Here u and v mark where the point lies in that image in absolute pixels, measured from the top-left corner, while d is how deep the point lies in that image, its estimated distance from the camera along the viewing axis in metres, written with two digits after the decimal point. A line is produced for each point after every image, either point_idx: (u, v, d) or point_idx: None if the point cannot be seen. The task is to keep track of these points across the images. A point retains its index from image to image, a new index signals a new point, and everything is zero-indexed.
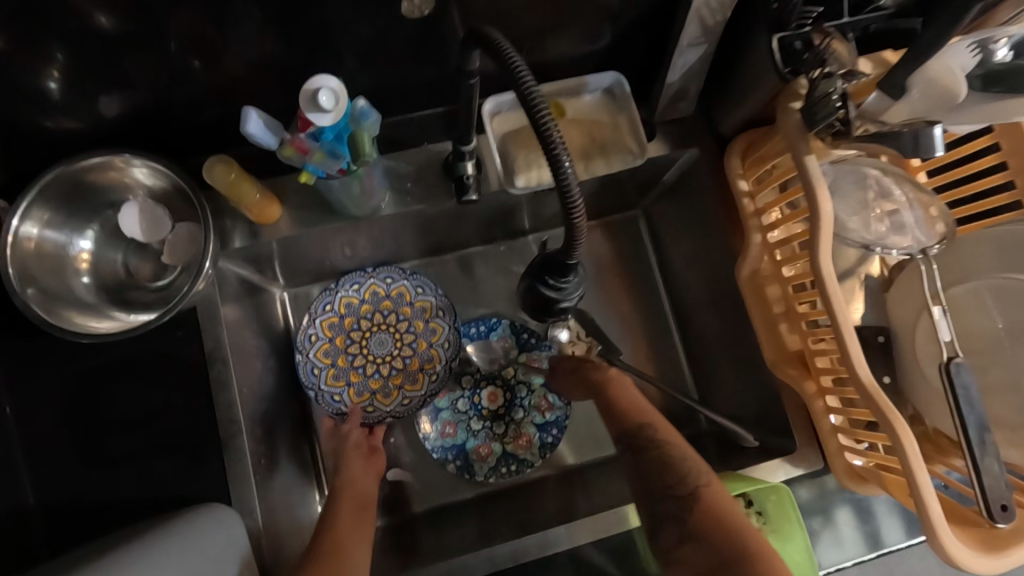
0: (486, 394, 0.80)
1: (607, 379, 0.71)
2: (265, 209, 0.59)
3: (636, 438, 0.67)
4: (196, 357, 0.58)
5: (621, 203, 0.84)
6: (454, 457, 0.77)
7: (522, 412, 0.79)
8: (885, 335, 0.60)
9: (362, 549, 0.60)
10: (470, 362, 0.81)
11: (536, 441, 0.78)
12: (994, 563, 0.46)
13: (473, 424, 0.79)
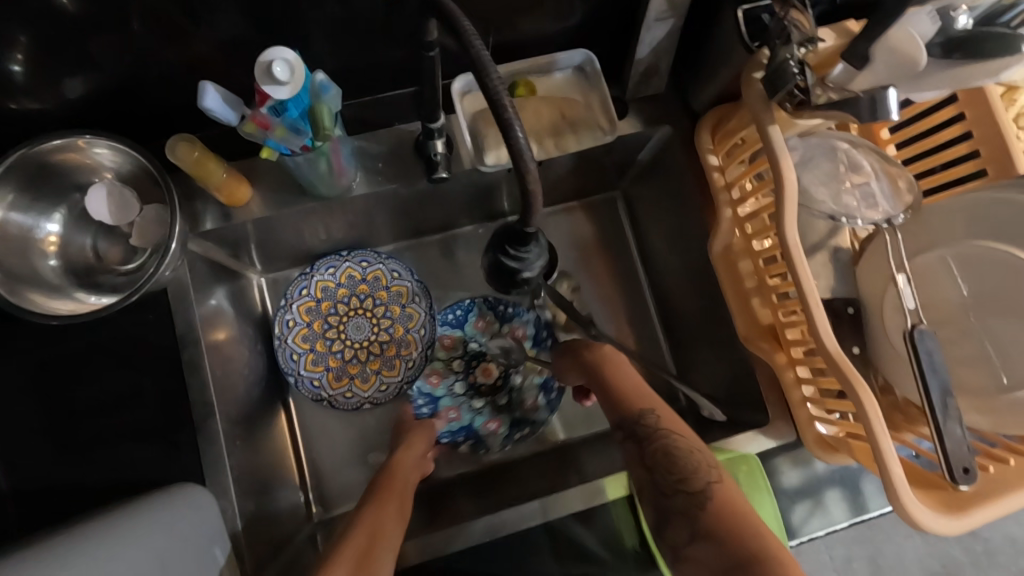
0: (479, 369, 0.80)
1: (603, 358, 0.64)
2: (235, 190, 0.58)
3: (637, 425, 0.59)
4: (168, 339, 0.58)
5: (599, 184, 0.84)
6: (465, 438, 0.76)
7: (520, 377, 0.79)
8: (854, 307, 0.61)
9: (396, 521, 0.57)
10: (454, 347, 0.81)
11: (541, 401, 0.78)
12: (957, 524, 0.47)
13: (474, 402, 0.79)
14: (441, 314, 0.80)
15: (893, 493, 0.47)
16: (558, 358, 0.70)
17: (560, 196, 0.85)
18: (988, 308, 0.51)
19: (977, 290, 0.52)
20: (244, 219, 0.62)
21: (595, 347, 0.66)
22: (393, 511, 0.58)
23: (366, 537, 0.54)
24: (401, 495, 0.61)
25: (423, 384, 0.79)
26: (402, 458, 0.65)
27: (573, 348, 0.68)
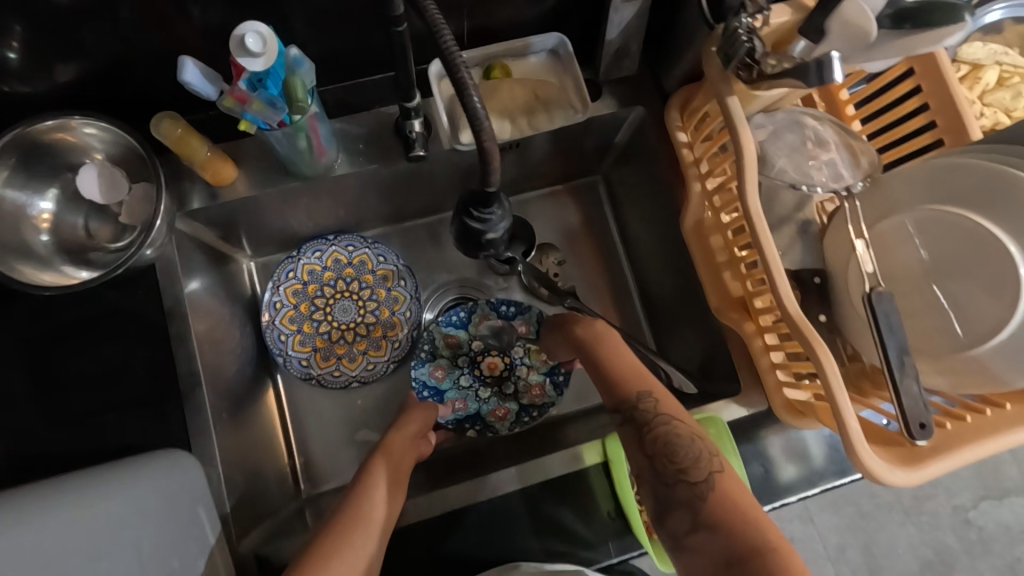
0: (485, 363, 0.80)
1: (597, 335, 0.65)
2: (219, 168, 0.61)
3: (636, 410, 0.58)
4: (156, 314, 0.60)
5: (580, 168, 0.86)
6: (473, 427, 0.76)
7: (524, 368, 0.80)
8: (820, 277, 0.62)
9: (393, 496, 0.60)
10: (458, 346, 0.81)
11: (548, 387, 0.78)
12: (912, 475, 0.49)
13: (481, 394, 0.79)
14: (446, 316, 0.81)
15: (852, 446, 0.49)
16: (551, 331, 0.72)
17: (541, 180, 0.87)
18: (944, 271, 0.53)
19: (934, 256, 0.53)
20: (230, 199, 0.64)
21: (590, 324, 0.67)
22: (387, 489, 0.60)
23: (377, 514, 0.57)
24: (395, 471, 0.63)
25: (429, 378, 0.79)
26: (397, 439, 0.67)
27: (569, 319, 0.69)
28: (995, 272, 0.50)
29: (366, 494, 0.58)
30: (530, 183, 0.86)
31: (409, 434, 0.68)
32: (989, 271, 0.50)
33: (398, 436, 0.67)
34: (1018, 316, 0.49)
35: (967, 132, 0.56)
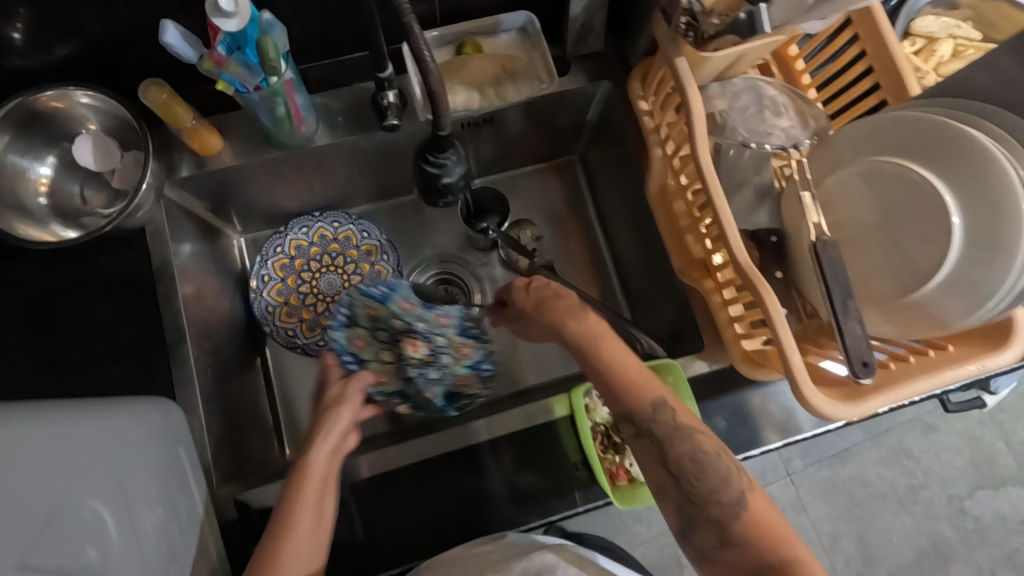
0: (405, 345, 0.68)
1: (599, 338, 0.61)
2: (205, 138, 0.65)
3: (654, 422, 0.58)
4: (144, 273, 0.64)
5: (557, 149, 0.90)
6: (401, 401, 0.68)
7: (450, 356, 0.70)
8: (777, 235, 0.65)
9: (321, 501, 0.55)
10: (378, 320, 0.69)
11: (472, 376, 0.72)
12: (854, 409, 0.51)
13: (403, 376, 0.67)
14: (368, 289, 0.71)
15: (798, 381, 0.51)
16: (522, 314, 0.67)
17: (520, 160, 0.90)
18: (887, 219, 0.55)
19: (878, 207, 0.56)
20: (216, 169, 0.68)
21: (581, 319, 0.62)
22: (311, 513, 0.54)
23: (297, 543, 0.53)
24: (320, 486, 0.56)
25: (348, 347, 0.68)
26: (315, 450, 0.57)
27: (554, 310, 0.64)
28: (933, 218, 0.52)
29: (282, 523, 0.53)
30: (509, 162, 0.90)
31: (330, 442, 0.58)
32: (926, 216, 0.53)
33: (315, 445, 0.57)
34: (953, 258, 0.51)
35: (908, 91, 0.59)
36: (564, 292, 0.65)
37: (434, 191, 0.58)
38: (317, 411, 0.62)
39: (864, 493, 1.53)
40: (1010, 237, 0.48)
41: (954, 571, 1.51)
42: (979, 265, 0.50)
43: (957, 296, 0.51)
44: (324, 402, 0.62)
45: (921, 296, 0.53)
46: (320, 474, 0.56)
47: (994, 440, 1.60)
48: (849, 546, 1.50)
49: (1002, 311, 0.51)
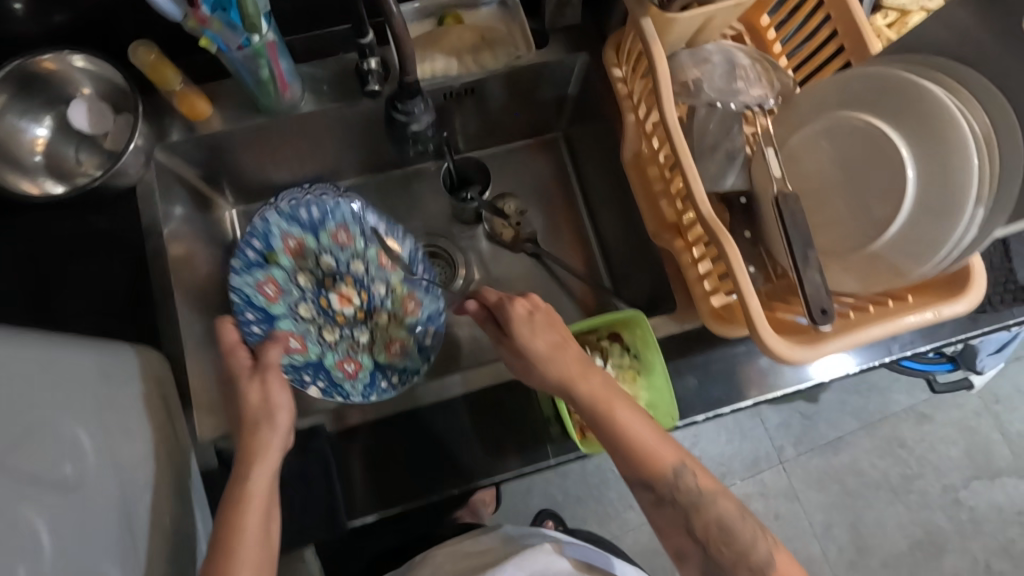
0: (336, 296, 0.80)
1: (602, 399, 0.59)
2: (195, 103, 0.68)
3: (676, 490, 0.60)
4: (134, 229, 0.66)
5: (541, 125, 0.92)
6: (312, 377, 0.71)
7: (382, 315, 0.79)
8: (747, 196, 0.65)
9: (256, 513, 0.55)
10: (301, 257, 0.80)
11: (411, 345, 0.76)
12: (812, 352, 0.53)
13: (324, 334, 0.78)
14: (294, 210, 0.78)
15: (755, 325, 0.53)
16: (519, 356, 0.62)
17: (506, 137, 0.93)
18: (845, 172, 0.57)
19: (839, 160, 0.57)
20: (205, 134, 0.71)
21: (592, 385, 0.59)
22: (257, 542, 0.54)
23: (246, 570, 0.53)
24: (264, 514, 0.56)
25: (257, 296, 0.75)
26: (250, 485, 0.56)
27: (553, 353, 0.61)
28: (889, 171, 0.54)
29: (228, 552, 0.53)
30: (493, 138, 0.92)
31: (265, 472, 0.56)
32: (883, 167, 0.54)
33: (250, 479, 0.56)
34: (908, 208, 0.53)
35: (869, 53, 0.61)
36: (556, 324, 0.63)
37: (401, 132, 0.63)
38: (242, 424, 0.59)
39: (857, 482, 1.53)
40: (961, 187, 0.50)
41: (948, 561, 1.50)
42: (932, 214, 0.52)
43: (912, 244, 0.53)
44: (248, 419, 0.58)
45: (877, 246, 0.54)
46: (262, 503, 0.56)
47: (989, 431, 1.59)
48: (841, 535, 1.50)
49: (957, 260, 0.52)
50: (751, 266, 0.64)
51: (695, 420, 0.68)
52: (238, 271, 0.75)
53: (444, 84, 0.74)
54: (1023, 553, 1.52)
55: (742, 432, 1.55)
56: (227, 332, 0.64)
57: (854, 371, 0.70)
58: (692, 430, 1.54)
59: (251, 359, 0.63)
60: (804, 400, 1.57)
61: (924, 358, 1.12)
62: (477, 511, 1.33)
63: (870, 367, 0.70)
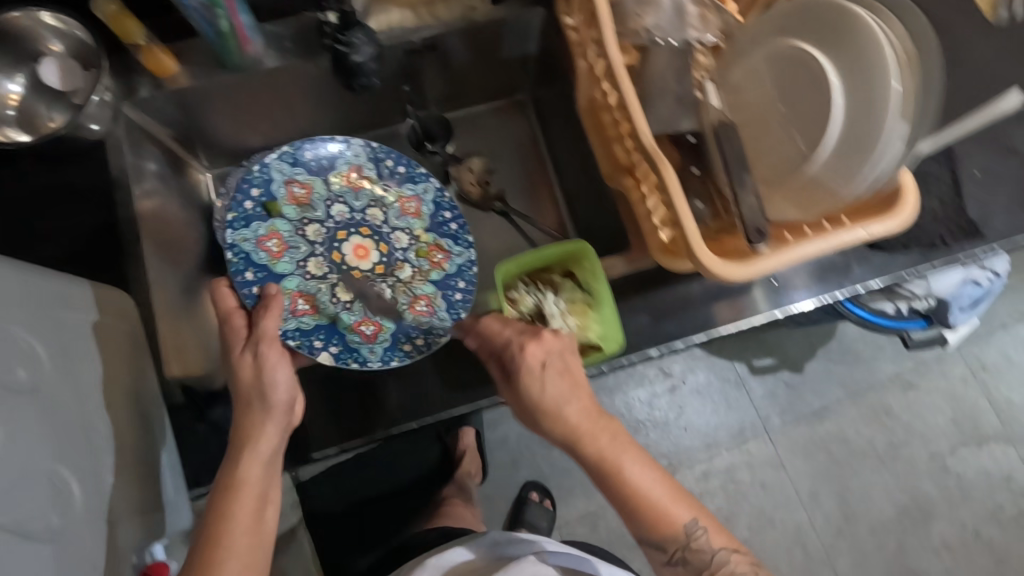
0: (351, 247, 0.81)
1: (622, 477, 0.62)
2: (160, 60, 0.70)
3: (688, 549, 0.63)
4: (105, 181, 0.70)
5: (508, 86, 0.94)
6: (324, 342, 0.72)
7: (408, 270, 0.81)
8: (694, 135, 0.66)
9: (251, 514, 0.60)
10: (308, 205, 0.80)
11: (438, 301, 0.78)
12: (750, 272, 0.54)
13: (338, 292, 0.77)
14: (297, 154, 0.80)
15: (694, 245, 0.54)
16: (531, 409, 0.62)
17: (474, 99, 0.94)
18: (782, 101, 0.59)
19: (776, 91, 0.60)
20: (173, 91, 0.73)
21: (598, 443, 0.62)
22: (250, 534, 0.59)
23: (239, 542, 0.59)
24: (257, 494, 0.60)
25: (260, 252, 0.76)
26: (243, 468, 0.60)
27: (565, 406, 0.61)
28: (821, 95, 0.56)
29: (224, 531, 0.58)
30: (462, 101, 0.94)
31: (259, 455, 0.60)
32: (816, 92, 0.56)
33: (243, 462, 0.60)
34: (836, 128, 0.55)
35: None
36: (570, 366, 0.62)
37: (349, 73, 0.73)
38: (238, 399, 0.62)
39: (843, 450, 1.54)
40: (881, 103, 0.52)
41: (936, 528, 1.50)
42: (857, 132, 0.54)
43: (843, 163, 0.55)
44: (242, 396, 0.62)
45: (813, 168, 0.56)
46: (256, 485, 0.60)
47: (977, 398, 1.59)
48: (828, 503, 1.50)
49: (884, 175, 0.54)
50: (698, 200, 0.66)
51: (648, 355, 0.71)
52: (236, 227, 0.76)
53: (400, 34, 0.77)
54: (1011, 519, 1.52)
55: (727, 402, 1.55)
56: (225, 298, 0.67)
57: (806, 307, 0.72)
58: (678, 401, 1.54)
59: (246, 327, 0.66)
60: (789, 370, 1.57)
61: (899, 315, 1.12)
62: (463, 484, 1.38)
63: (823, 303, 0.72)
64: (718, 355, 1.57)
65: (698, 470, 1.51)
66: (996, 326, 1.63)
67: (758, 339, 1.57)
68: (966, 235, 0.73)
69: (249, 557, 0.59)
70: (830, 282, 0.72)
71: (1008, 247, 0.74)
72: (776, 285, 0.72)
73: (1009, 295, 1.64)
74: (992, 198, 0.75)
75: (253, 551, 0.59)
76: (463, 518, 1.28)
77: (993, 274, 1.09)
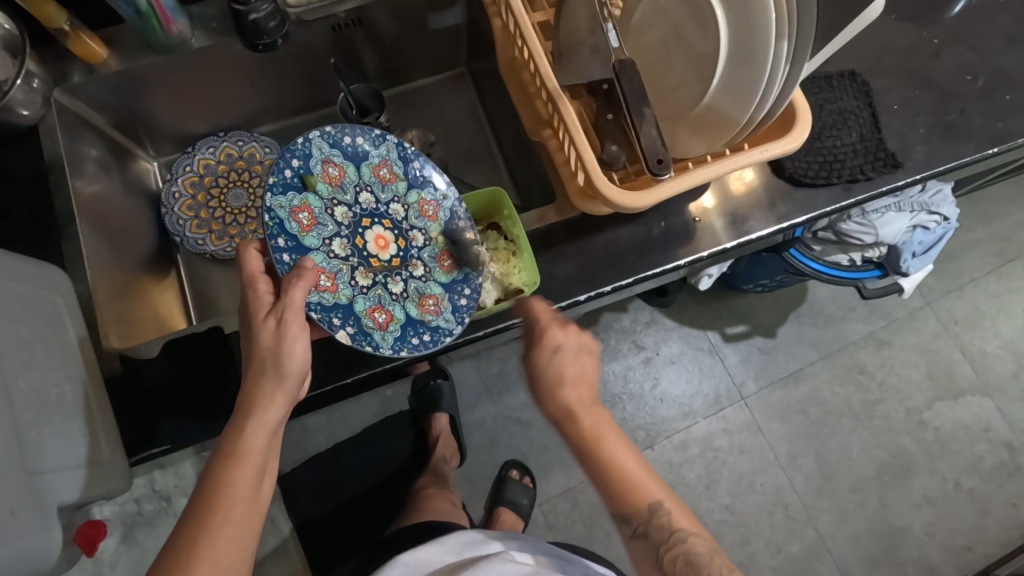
0: (371, 237, 0.70)
1: (597, 442, 0.62)
2: (86, 44, 0.73)
3: (650, 525, 0.60)
4: (38, 163, 0.71)
5: (445, 57, 0.95)
6: (342, 321, 0.63)
7: (422, 270, 0.72)
8: (607, 82, 0.64)
9: (247, 482, 0.54)
10: (340, 187, 0.68)
11: (446, 304, 0.70)
12: (640, 198, 0.58)
13: (357, 275, 0.67)
14: (338, 135, 0.69)
15: (597, 182, 0.58)
16: (533, 375, 0.64)
17: (413, 72, 0.97)
18: (677, 40, 0.62)
19: (675, 28, 0.62)
20: (103, 76, 0.75)
21: (581, 422, 0.63)
22: (244, 505, 0.54)
23: (236, 511, 0.53)
24: (259, 463, 0.55)
25: (290, 222, 0.63)
26: (250, 434, 0.55)
27: (562, 372, 0.63)
28: (705, 24, 0.59)
29: (223, 498, 0.53)
30: (404, 76, 0.96)
31: (269, 422, 0.55)
32: (703, 24, 0.59)
33: (250, 427, 0.55)
34: (725, 58, 0.58)
35: None
36: (584, 354, 0.65)
37: (250, 33, 0.75)
38: (249, 362, 0.57)
39: (820, 411, 1.54)
40: (762, 28, 0.53)
41: (917, 482, 1.50)
42: (743, 59, 0.56)
43: (734, 92, 0.58)
44: (256, 359, 0.56)
45: (708, 98, 0.60)
46: (259, 454, 0.55)
47: (950, 352, 1.60)
48: (807, 464, 1.51)
49: (777, 99, 0.55)
50: (613, 144, 0.64)
51: (577, 300, 0.71)
52: (271, 189, 0.63)
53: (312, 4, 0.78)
54: (991, 470, 1.52)
55: (702, 371, 1.56)
56: (250, 260, 0.58)
57: (731, 246, 0.73)
58: (653, 371, 1.55)
59: (271, 297, 0.58)
60: (762, 335, 1.58)
61: (854, 266, 1.13)
62: (440, 471, 1.32)
63: (743, 243, 0.73)
64: (690, 325, 1.58)
65: (676, 439, 1.50)
66: (965, 280, 1.64)
67: (728, 307, 1.59)
68: (888, 166, 0.73)
69: (244, 529, 0.54)
70: (754, 221, 0.73)
71: (927, 176, 0.75)
72: (700, 226, 0.73)
73: (974, 250, 1.66)
74: (909, 131, 0.76)
75: (247, 522, 0.54)
76: (440, 508, 1.19)
77: (942, 220, 1.10)
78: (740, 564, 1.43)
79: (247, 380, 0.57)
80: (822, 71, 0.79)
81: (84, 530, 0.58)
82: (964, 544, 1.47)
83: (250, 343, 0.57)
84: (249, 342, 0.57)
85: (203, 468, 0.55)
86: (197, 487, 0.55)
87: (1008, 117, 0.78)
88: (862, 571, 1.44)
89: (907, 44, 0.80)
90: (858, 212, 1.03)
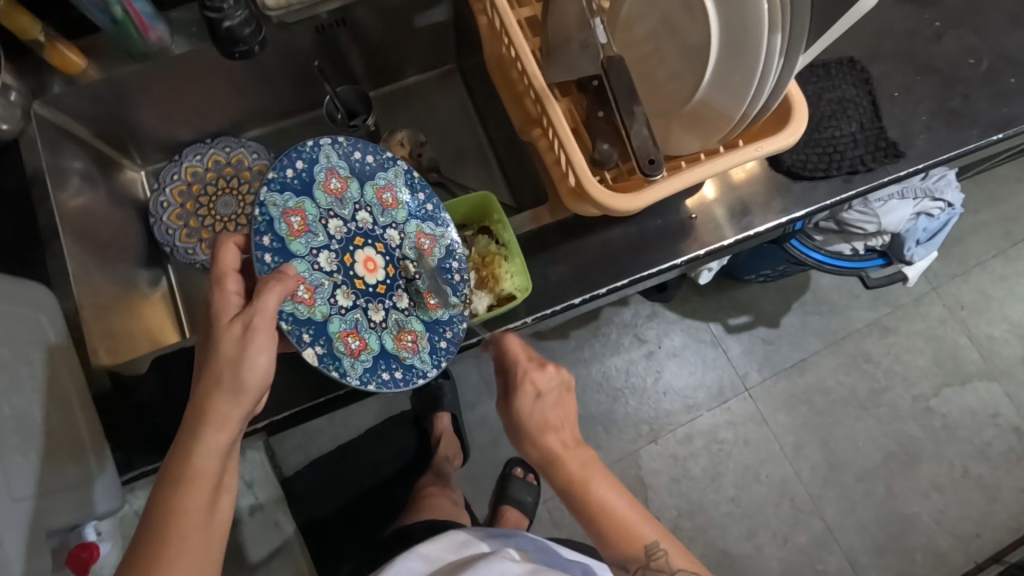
0: (361, 258, 0.65)
1: (583, 484, 0.67)
2: (65, 57, 0.71)
3: (650, 567, 0.63)
4: (20, 179, 0.70)
5: (437, 54, 0.94)
6: (312, 338, 0.58)
7: (404, 302, 0.67)
8: (597, 78, 0.61)
9: (199, 511, 0.52)
10: (339, 200, 0.65)
11: (425, 344, 0.66)
12: (632, 199, 0.57)
13: (339, 294, 0.62)
14: (350, 148, 0.67)
15: (586, 183, 0.57)
16: (518, 424, 0.69)
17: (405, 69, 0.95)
18: (665, 35, 0.60)
19: (666, 26, 0.60)
20: (85, 86, 0.74)
21: (567, 465, 0.68)
22: (199, 534, 0.52)
23: (191, 540, 0.51)
24: (213, 483, 0.53)
25: (280, 223, 0.59)
26: (202, 456, 0.52)
27: (541, 416, 0.68)
28: (698, 18, 0.56)
29: (171, 526, 0.51)
30: (393, 75, 0.95)
31: (220, 443, 0.53)
32: (696, 18, 0.56)
33: (200, 448, 0.53)
34: (717, 51, 0.56)
35: None
36: (558, 397, 0.70)
37: (226, 41, 0.72)
38: (206, 368, 0.54)
39: (825, 401, 1.53)
40: (755, 23, 0.51)
41: (925, 470, 1.49)
42: (735, 53, 0.54)
43: (727, 86, 0.56)
44: (213, 369, 0.53)
45: (701, 93, 0.58)
46: (211, 475, 0.53)
47: (957, 337, 1.57)
48: (813, 454, 1.50)
49: (772, 94, 0.54)
50: (605, 144, 0.62)
51: (572, 303, 0.70)
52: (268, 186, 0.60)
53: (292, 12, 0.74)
54: (1001, 455, 1.51)
55: (705, 363, 1.54)
56: (225, 256, 0.57)
57: (730, 242, 0.71)
58: (655, 365, 1.54)
59: (239, 298, 0.56)
60: (765, 325, 1.56)
61: (856, 256, 1.12)
62: (441, 470, 1.32)
63: (741, 240, 0.71)
64: (691, 316, 1.56)
65: (680, 433, 1.49)
66: (971, 264, 1.61)
67: (730, 297, 1.57)
68: (888, 157, 0.71)
69: (201, 558, 0.52)
70: (751, 216, 0.71)
71: (931, 165, 0.73)
72: (699, 222, 0.71)
73: (981, 232, 1.63)
74: (911, 119, 0.74)
75: (207, 548, 0.52)
76: (441, 507, 1.18)
77: (946, 206, 1.07)
78: (746, 556, 1.43)
79: (199, 396, 0.54)
80: (820, 59, 0.76)
81: (77, 552, 0.63)
82: (973, 531, 1.46)
83: (210, 349, 0.54)
84: (210, 351, 0.54)
85: (153, 489, 0.53)
86: (148, 508, 0.53)
87: (1012, 100, 0.76)
88: (872, 561, 1.43)
89: (908, 27, 0.78)
90: (860, 202, 1.01)
